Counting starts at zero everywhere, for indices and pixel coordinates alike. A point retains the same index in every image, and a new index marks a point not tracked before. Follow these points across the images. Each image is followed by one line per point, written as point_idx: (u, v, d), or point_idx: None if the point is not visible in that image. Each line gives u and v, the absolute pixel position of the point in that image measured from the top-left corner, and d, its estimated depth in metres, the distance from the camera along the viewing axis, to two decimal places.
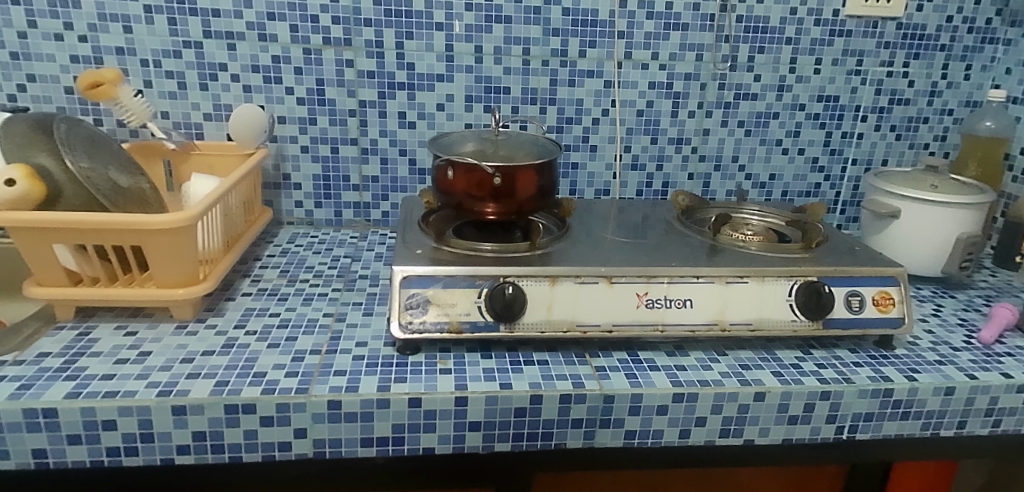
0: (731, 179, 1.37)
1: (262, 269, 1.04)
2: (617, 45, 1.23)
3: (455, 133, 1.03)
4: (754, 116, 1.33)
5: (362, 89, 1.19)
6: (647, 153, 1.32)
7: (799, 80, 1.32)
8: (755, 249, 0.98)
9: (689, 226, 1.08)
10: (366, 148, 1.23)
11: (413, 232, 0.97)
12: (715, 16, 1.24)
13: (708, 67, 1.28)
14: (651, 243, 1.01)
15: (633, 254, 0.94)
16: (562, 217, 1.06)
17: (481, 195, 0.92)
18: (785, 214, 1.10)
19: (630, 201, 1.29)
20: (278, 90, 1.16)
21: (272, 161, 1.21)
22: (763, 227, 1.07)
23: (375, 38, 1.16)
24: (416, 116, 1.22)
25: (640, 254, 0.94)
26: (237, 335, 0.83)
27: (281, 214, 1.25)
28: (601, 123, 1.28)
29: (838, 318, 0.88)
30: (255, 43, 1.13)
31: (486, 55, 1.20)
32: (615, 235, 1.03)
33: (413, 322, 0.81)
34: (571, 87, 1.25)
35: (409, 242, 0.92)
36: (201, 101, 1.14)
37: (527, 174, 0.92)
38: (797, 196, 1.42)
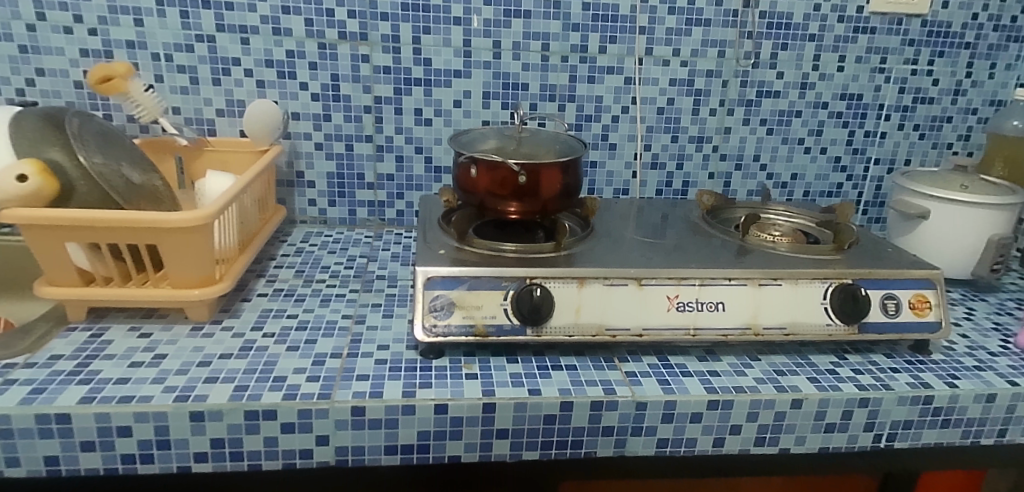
0: (753, 178, 1.35)
1: (277, 269, 1.01)
2: (638, 42, 1.20)
3: (475, 130, 1.00)
4: (776, 114, 1.31)
5: (378, 85, 1.16)
6: (667, 152, 1.29)
7: (822, 78, 1.30)
8: (785, 250, 0.95)
9: (714, 226, 1.05)
10: (382, 146, 1.20)
11: (434, 231, 0.94)
12: (738, 12, 1.22)
13: (731, 64, 1.25)
14: (676, 244, 0.98)
15: (660, 255, 0.91)
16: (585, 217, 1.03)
17: (504, 194, 0.90)
18: (814, 216, 1.07)
19: (650, 201, 1.26)
20: (291, 86, 1.14)
21: (286, 158, 1.18)
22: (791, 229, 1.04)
23: (391, 32, 1.13)
24: (432, 113, 1.19)
25: (667, 255, 0.92)
26: (254, 337, 0.81)
27: (294, 213, 1.22)
28: (621, 121, 1.26)
29: (874, 323, 0.86)
30: (269, 37, 1.10)
31: (505, 51, 1.17)
32: (639, 236, 1.00)
33: (437, 325, 0.78)
34: (590, 84, 1.22)
35: (431, 242, 0.89)
36: (213, 97, 1.12)
37: (552, 173, 0.89)
38: (819, 196, 1.39)
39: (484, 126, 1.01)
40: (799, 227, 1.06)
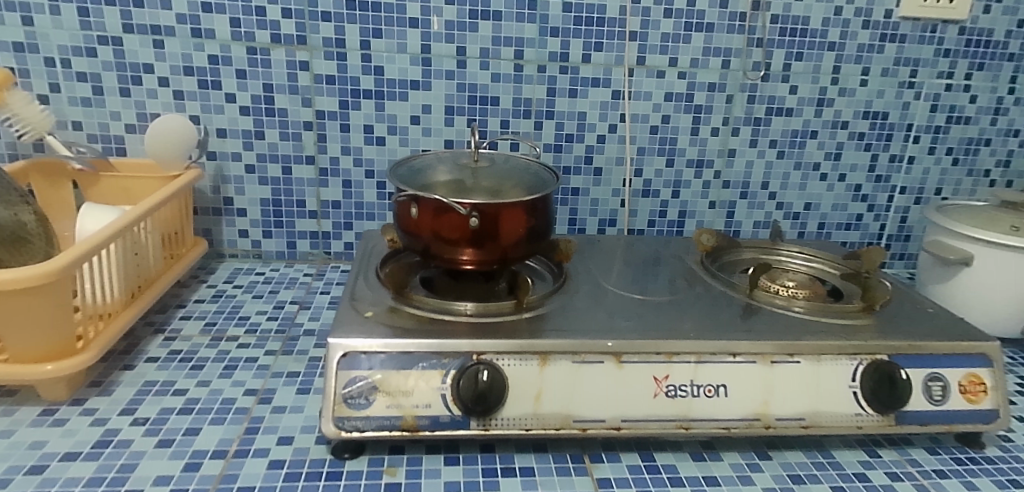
0: (761, 208, 1.16)
1: (182, 321, 0.84)
2: (628, 49, 1.02)
3: (426, 156, 0.83)
4: (788, 135, 1.12)
5: (319, 98, 0.98)
6: (661, 177, 1.11)
7: (842, 93, 1.12)
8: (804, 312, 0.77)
9: (715, 276, 0.87)
10: (325, 169, 1.02)
11: (368, 283, 0.76)
12: (746, 15, 1.04)
13: (736, 76, 1.07)
14: (668, 298, 0.80)
15: (647, 316, 0.73)
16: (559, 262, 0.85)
17: (454, 239, 0.71)
18: (835, 266, 0.90)
19: (639, 237, 1.09)
20: (216, 98, 0.95)
21: (211, 182, 1.00)
22: (809, 282, 0.86)
23: (335, 35, 0.95)
24: (385, 131, 1.01)
25: (656, 316, 0.74)
26: (119, 425, 0.63)
27: (222, 246, 1.04)
28: (608, 141, 1.08)
29: (914, 411, 0.68)
30: (187, 40, 0.92)
31: (471, 59, 0.99)
32: (621, 285, 0.82)
33: (353, 417, 0.60)
34: (572, 98, 1.04)
35: (359, 300, 0.71)
36: (121, 110, 0.94)
37: (514, 215, 0.71)
38: (835, 229, 1.21)
39: (438, 152, 0.83)
40: (819, 279, 0.88)
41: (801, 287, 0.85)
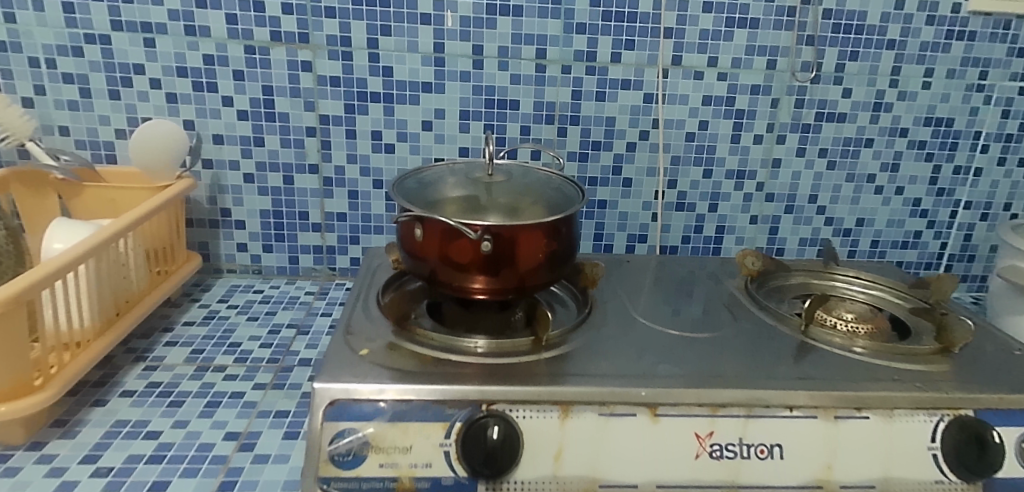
0: (808, 223, 1.06)
1: (167, 348, 0.76)
2: (663, 48, 0.92)
3: (437, 167, 0.74)
4: (840, 143, 1.01)
5: (323, 101, 0.89)
6: (697, 189, 1.01)
7: (902, 97, 1.00)
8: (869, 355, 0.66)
9: (761, 307, 0.77)
10: (330, 178, 0.94)
11: (367, 313, 0.67)
12: (795, 10, 0.93)
13: (783, 78, 0.96)
14: (710, 332, 0.70)
15: (686, 356, 0.64)
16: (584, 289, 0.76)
17: (464, 264, 0.62)
18: (900, 299, 0.79)
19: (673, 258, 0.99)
20: (212, 101, 0.87)
21: (207, 192, 0.93)
22: (871, 316, 0.75)
23: (340, 33, 0.86)
24: (395, 137, 0.92)
25: (695, 356, 0.64)
26: (78, 477, 0.55)
27: (220, 260, 0.97)
28: (639, 150, 0.98)
29: (1006, 479, 0.57)
30: (180, 37, 0.84)
31: (488, 59, 0.90)
32: (654, 315, 0.73)
33: (340, 478, 0.52)
34: (599, 102, 0.94)
35: (356, 333, 0.63)
36: (111, 114, 0.86)
37: (533, 238, 0.62)
38: (890, 247, 1.09)
39: (450, 162, 0.74)
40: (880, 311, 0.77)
41: (863, 321, 0.74)
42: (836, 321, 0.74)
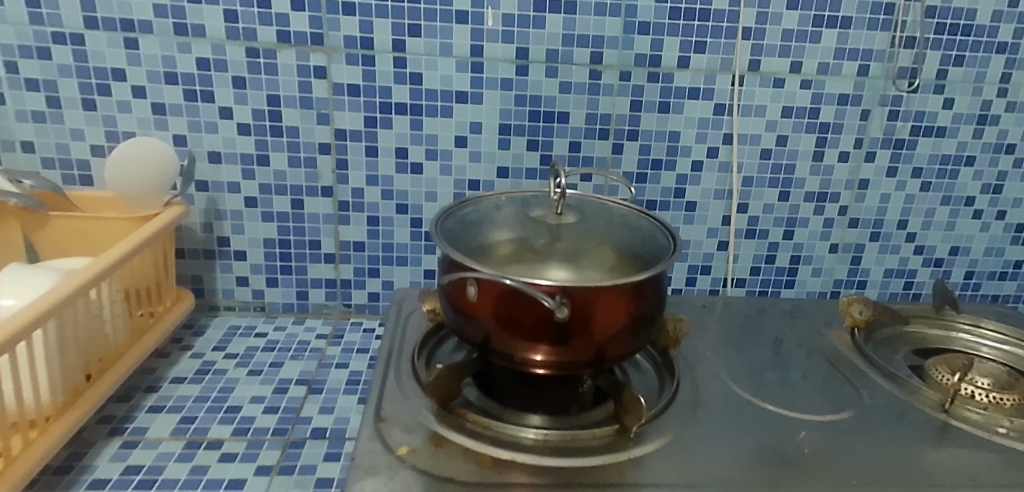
0: (895, 252, 0.91)
1: (151, 415, 0.62)
2: (739, 51, 0.78)
3: (481, 200, 0.65)
4: (937, 161, 0.87)
5: (339, 113, 0.75)
6: (771, 214, 0.87)
7: (1011, 109, 0.85)
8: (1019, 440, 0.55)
9: (880, 377, 0.65)
10: (346, 202, 0.79)
11: (400, 386, 0.55)
12: (896, 7, 0.78)
13: (877, 86, 0.82)
14: (824, 413, 0.59)
15: (806, 448, 0.52)
16: (663, 352, 0.66)
17: (528, 331, 0.49)
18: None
19: (727, 304, 0.85)
20: (207, 112, 0.73)
21: (201, 219, 0.78)
22: (1011, 381, 0.62)
23: (360, 32, 0.72)
24: (422, 155, 0.78)
25: (817, 448, 0.52)
26: None
27: (215, 296, 0.82)
28: (706, 169, 0.84)
29: None
30: (169, 38, 0.70)
31: (535, 64, 0.76)
32: (754, 388, 0.62)
33: None
34: (662, 114, 0.80)
35: (387, 417, 0.49)
36: (87, 127, 0.73)
37: (617, 300, 0.50)
38: (986, 278, 0.95)
39: (495, 197, 0.65)
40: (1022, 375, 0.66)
41: (1006, 390, 0.61)
42: (972, 390, 0.61)
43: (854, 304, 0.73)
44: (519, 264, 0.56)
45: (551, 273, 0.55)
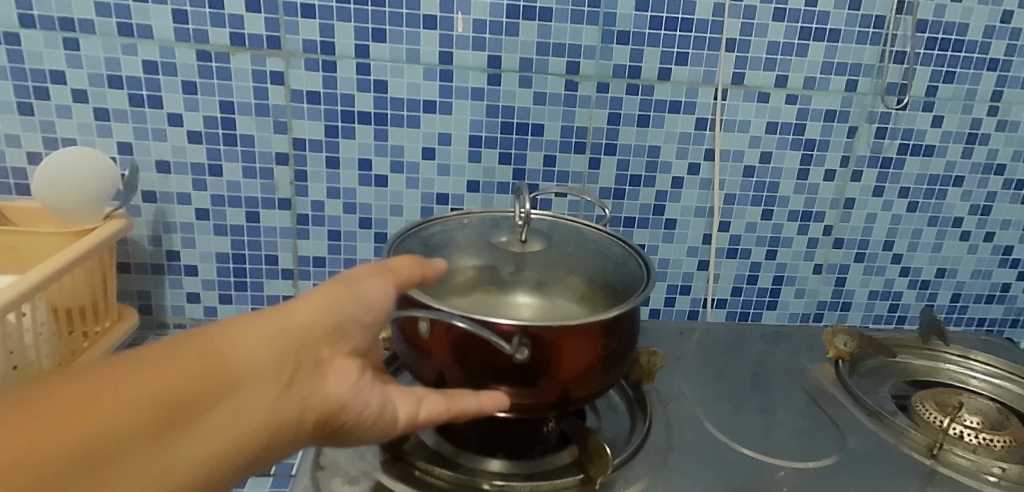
0: (880, 273, 0.88)
1: None
2: (722, 64, 0.74)
3: (444, 220, 0.61)
4: (924, 181, 0.84)
5: (298, 121, 0.71)
6: (754, 233, 0.83)
7: (1001, 127, 0.82)
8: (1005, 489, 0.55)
9: (862, 417, 0.64)
10: (305, 215, 0.75)
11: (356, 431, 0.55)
12: (886, 21, 0.75)
13: (865, 103, 0.79)
14: (797, 455, 0.58)
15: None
16: (637, 385, 0.65)
17: (491, 372, 0.47)
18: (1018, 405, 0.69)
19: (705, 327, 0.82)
20: (154, 119, 0.69)
21: (149, 231, 0.73)
22: (1002, 421, 0.63)
23: (321, 36, 0.67)
24: (388, 168, 0.74)
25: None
26: None
27: (164, 313, 0.77)
28: (686, 186, 0.80)
29: None
30: (112, 38, 0.65)
31: (507, 73, 0.72)
32: (730, 427, 0.62)
33: None
34: (642, 128, 0.76)
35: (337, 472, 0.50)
36: (22, 132, 0.68)
37: (585, 339, 0.48)
38: (972, 301, 0.92)
39: (460, 216, 0.61)
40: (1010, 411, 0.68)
41: (995, 431, 0.61)
42: (962, 431, 0.61)
43: (839, 336, 0.74)
44: (484, 292, 0.54)
45: (517, 302, 0.54)
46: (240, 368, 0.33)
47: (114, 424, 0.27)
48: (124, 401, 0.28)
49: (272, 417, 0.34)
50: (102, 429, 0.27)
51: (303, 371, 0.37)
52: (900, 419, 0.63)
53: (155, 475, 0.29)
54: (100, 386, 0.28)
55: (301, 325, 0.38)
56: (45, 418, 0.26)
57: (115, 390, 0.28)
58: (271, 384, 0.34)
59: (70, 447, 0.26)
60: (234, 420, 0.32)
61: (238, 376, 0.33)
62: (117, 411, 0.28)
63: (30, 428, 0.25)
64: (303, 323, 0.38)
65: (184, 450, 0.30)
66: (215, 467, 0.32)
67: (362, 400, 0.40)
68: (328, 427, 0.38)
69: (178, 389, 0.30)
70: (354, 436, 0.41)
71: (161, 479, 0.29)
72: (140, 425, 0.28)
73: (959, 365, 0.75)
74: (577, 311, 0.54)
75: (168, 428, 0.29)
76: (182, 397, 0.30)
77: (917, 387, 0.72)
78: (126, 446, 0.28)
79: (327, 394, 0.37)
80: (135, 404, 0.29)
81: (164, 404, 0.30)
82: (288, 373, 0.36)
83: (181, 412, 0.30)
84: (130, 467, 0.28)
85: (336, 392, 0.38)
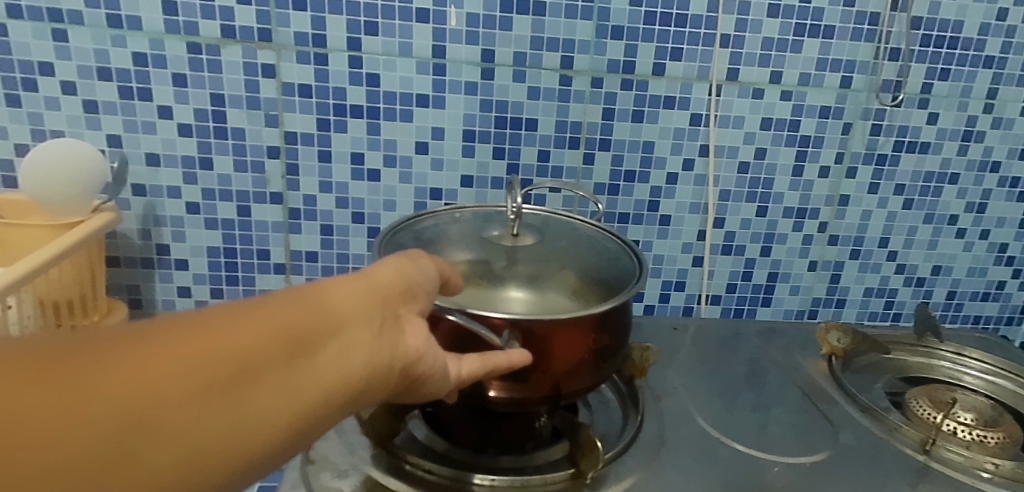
0: (875, 270, 0.88)
1: None
2: (717, 59, 0.74)
3: (436, 214, 0.60)
4: (919, 179, 0.83)
5: (289, 115, 0.70)
6: (749, 229, 0.83)
7: (997, 125, 0.82)
8: (997, 486, 0.55)
9: (856, 413, 0.64)
10: (297, 210, 0.74)
11: (347, 425, 0.55)
12: (880, 17, 0.75)
13: (860, 99, 0.78)
14: (790, 451, 0.58)
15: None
16: (630, 381, 0.65)
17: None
18: (1012, 403, 0.69)
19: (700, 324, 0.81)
20: (144, 111, 0.68)
21: (138, 224, 0.73)
22: (996, 417, 0.62)
23: (312, 29, 0.67)
24: (380, 162, 0.73)
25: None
26: None
27: (154, 307, 0.77)
28: (681, 182, 0.80)
29: None
30: (101, 30, 0.64)
31: (501, 67, 0.71)
32: (723, 423, 0.61)
33: None
34: (636, 124, 0.76)
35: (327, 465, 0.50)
36: (10, 125, 0.67)
37: (577, 333, 0.47)
38: (967, 299, 0.91)
39: (452, 210, 0.60)
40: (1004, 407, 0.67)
41: (989, 427, 0.61)
42: (956, 427, 0.61)
43: (834, 332, 0.73)
44: (475, 286, 0.53)
45: (508, 297, 0.53)
46: (339, 311, 0.33)
47: (252, 348, 0.28)
48: (247, 331, 0.28)
49: (370, 363, 0.33)
50: (232, 355, 0.27)
51: (389, 322, 0.36)
52: (894, 416, 0.63)
53: (277, 405, 0.28)
54: (221, 320, 0.28)
55: (382, 282, 0.37)
56: (183, 342, 0.26)
57: (236, 322, 0.28)
58: (369, 331, 0.34)
59: (207, 366, 0.26)
60: (341, 360, 0.32)
61: (340, 319, 0.32)
62: (245, 339, 0.28)
63: (170, 348, 0.25)
64: (382, 281, 0.37)
65: (303, 384, 0.29)
66: (324, 409, 0.31)
67: (432, 357, 0.38)
68: (406, 380, 0.37)
69: (294, 325, 0.30)
70: (420, 395, 0.40)
71: (282, 411, 0.28)
72: (263, 354, 0.28)
73: (953, 361, 0.74)
74: (569, 306, 0.54)
75: (289, 360, 0.29)
76: (296, 334, 0.30)
77: (911, 383, 0.71)
78: (254, 371, 0.27)
79: (410, 348, 0.36)
80: (259, 335, 0.28)
81: (282, 335, 0.29)
82: (378, 322, 0.35)
83: (305, 344, 0.30)
84: (257, 393, 0.27)
85: (417, 346, 0.37)
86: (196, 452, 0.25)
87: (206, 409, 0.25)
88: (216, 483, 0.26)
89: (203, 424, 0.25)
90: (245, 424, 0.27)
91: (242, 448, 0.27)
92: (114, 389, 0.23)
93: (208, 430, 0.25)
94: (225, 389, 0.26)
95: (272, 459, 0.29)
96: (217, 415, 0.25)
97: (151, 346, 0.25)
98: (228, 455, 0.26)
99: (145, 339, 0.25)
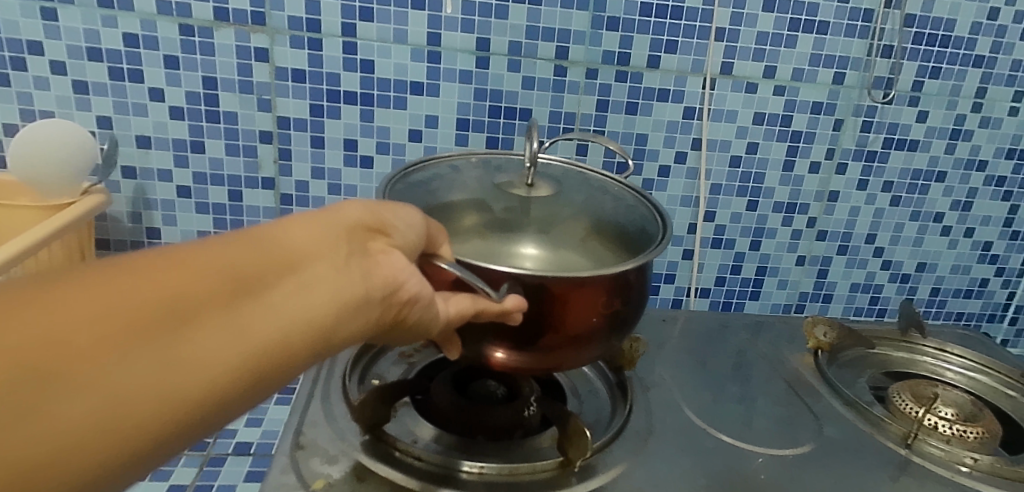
0: (862, 266, 0.89)
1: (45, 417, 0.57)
2: (711, 52, 0.74)
3: (449, 158, 0.60)
4: (908, 176, 0.84)
5: (282, 100, 0.70)
6: (739, 223, 0.84)
7: (985, 124, 0.82)
8: (975, 479, 0.57)
9: (840, 406, 0.65)
10: (289, 196, 0.74)
11: (337, 410, 0.55)
12: (874, 14, 0.75)
13: (851, 95, 0.79)
14: (776, 443, 0.59)
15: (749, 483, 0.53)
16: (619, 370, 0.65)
17: (487, 327, 0.48)
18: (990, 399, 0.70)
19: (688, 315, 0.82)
20: (135, 93, 0.67)
21: (128, 208, 0.72)
22: (975, 413, 0.64)
23: (306, 13, 0.66)
24: (373, 149, 0.73)
25: (762, 484, 0.53)
26: None
27: None
28: (672, 175, 0.80)
29: None
30: (90, 10, 0.64)
31: (496, 56, 0.71)
32: (711, 414, 0.62)
33: None
34: (630, 116, 0.76)
35: (318, 450, 0.50)
36: None
37: (590, 295, 0.47)
38: (951, 296, 0.93)
39: (466, 154, 0.61)
40: (983, 402, 0.69)
41: (968, 422, 0.62)
42: (936, 421, 0.62)
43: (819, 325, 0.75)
44: (483, 237, 0.53)
45: (523, 249, 0.53)
46: (292, 251, 0.31)
47: (186, 287, 0.26)
48: (194, 268, 0.27)
49: (337, 298, 0.32)
50: (164, 298, 0.25)
51: (356, 257, 0.35)
52: (877, 410, 0.64)
53: (231, 344, 0.27)
54: (152, 264, 0.27)
55: (346, 220, 0.36)
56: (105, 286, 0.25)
57: (168, 266, 0.27)
58: (331, 267, 0.33)
59: (151, 305, 0.25)
60: (307, 293, 0.31)
61: (295, 254, 0.31)
62: (179, 280, 0.26)
63: (91, 295, 0.24)
64: (347, 220, 0.36)
65: (262, 319, 0.29)
66: (287, 346, 0.30)
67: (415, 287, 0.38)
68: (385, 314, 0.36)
69: (244, 263, 0.29)
70: (413, 326, 0.41)
71: (240, 348, 0.27)
72: (202, 294, 0.27)
73: (935, 357, 0.76)
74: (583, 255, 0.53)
75: (234, 299, 0.28)
76: (238, 274, 0.28)
77: (894, 378, 0.73)
78: (195, 311, 0.26)
79: (386, 281, 0.36)
80: (195, 276, 0.27)
81: (225, 274, 0.28)
82: (340, 259, 0.33)
83: (251, 283, 0.29)
84: (204, 335, 0.26)
85: (393, 278, 0.36)
86: (138, 394, 0.24)
87: (153, 348, 0.24)
88: (175, 427, 0.25)
89: (142, 369, 0.24)
90: (195, 366, 0.26)
91: (196, 390, 0.26)
92: (33, 342, 0.22)
93: (151, 375, 0.24)
94: (163, 334, 0.25)
95: (240, 398, 0.28)
96: (159, 354, 0.24)
97: (77, 294, 0.24)
98: (181, 398, 0.25)
99: (71, 286, 0.24)
